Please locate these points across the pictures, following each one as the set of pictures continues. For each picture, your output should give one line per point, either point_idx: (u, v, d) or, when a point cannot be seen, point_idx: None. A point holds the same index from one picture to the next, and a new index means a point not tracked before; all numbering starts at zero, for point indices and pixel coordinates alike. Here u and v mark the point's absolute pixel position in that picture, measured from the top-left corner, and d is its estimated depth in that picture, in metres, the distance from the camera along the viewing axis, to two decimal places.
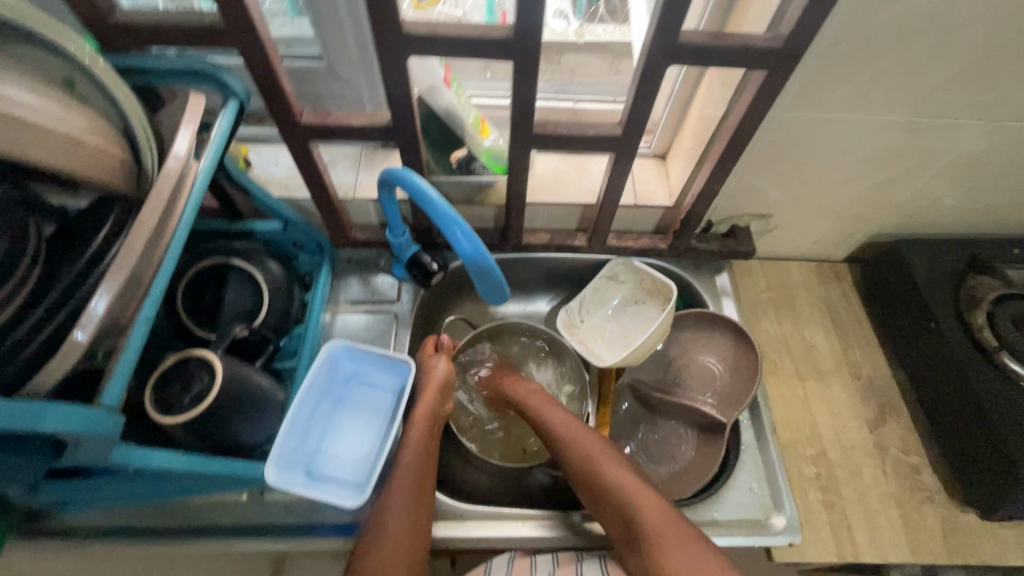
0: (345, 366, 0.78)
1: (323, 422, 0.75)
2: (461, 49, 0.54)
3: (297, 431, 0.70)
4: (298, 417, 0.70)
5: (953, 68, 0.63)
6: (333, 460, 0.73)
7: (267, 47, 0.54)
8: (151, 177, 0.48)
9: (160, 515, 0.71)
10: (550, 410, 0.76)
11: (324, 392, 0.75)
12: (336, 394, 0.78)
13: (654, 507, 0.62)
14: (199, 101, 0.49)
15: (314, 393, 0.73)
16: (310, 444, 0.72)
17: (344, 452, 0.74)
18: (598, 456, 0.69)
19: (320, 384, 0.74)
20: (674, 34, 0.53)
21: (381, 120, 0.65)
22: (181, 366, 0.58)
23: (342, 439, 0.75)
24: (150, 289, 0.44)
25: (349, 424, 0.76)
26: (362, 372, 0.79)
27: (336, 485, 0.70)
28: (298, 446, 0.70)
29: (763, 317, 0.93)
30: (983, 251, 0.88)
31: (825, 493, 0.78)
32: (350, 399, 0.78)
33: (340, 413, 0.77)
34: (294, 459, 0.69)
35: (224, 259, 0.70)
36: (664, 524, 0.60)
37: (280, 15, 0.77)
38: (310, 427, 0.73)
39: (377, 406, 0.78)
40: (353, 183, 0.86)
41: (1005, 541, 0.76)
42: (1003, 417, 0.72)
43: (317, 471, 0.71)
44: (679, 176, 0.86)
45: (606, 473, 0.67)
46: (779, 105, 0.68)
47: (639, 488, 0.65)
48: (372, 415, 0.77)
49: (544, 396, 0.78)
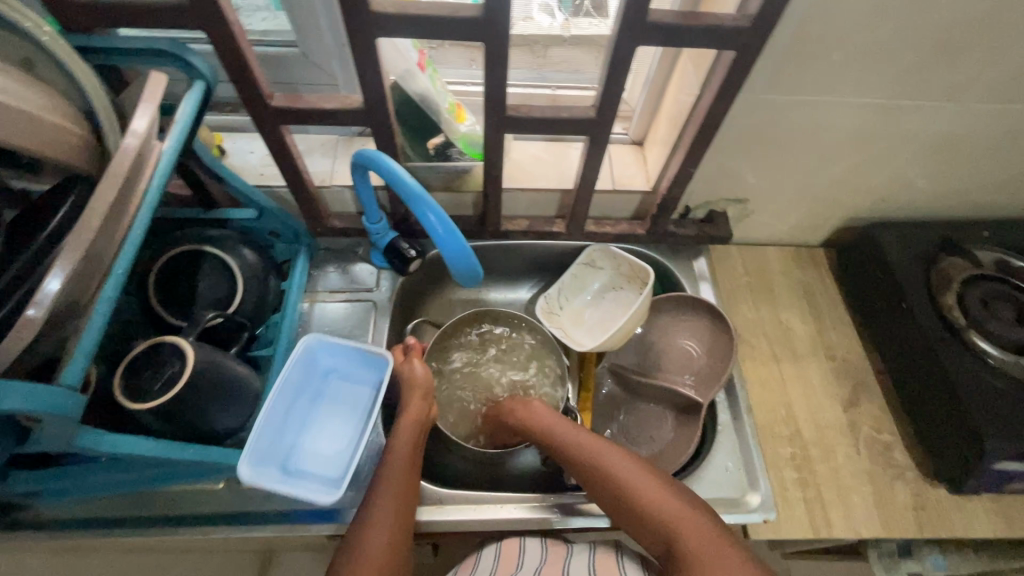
0: (323, 360, 0.77)
1: (301, 418, 0.74)
2: (430, 30, 0.54)
3: (273, 426, 0.69)
4: (274, 411, 0.69)
5: (920, 49, 0.64)
6: (310, 456, 0.72)
7: (234, 27, 0.53)
8: (111, 152, 0.48)
9: (136, 506, 0.70)
10: (556, 424, 0.73)
11: (301, 387, 0.75)
12: (314, 389, 0.77)
13: (699, 535, 0.59)
14: (160, 79, 0.48)
15: (290, 387, 0.72)
16: (287, 440, 0.72)
17: (322, 448, 0.73)
18: (631, 477, 0.65)
19: (296, 379, 0.73)
20: (642, 15, 0.53)
21: (355, 103, 0.64)
22: (153, 351, 0.58)
23: (320, 434, 0.74)
24: (112, 270, 0.44)
25: (327, 419, 0.76)
26: (340, 367, 0.79)
27: (312, 480, 0.69)
28: (274, 442, 0.70)
29: (741, 302, 0.95)
30: (954, 233, 0.90)
31: (800, 472, 0.80)
32: (328, 394, 0.78)
33: (318, 409, 0.76)
34: (270, 454, 0.68)
35: (196, 246, 0.68)
36: (712, 555, 0.56)
37: (263, 8, 0.77)
38: (287, 423, 0.72)
39: (356, 401, 0.78)
40: (329, 171, 0.85)
41: (974, 515, 0.78)
42: (972, 394, 0.73)
43: (293, 467, 0.70)
44: (656, 161, 0.86)
45: (641, 496, 0.63)
46: (751, 87, 0.69)
47: (679, 512, 0.61)
48: (350, 410, 0.77)
49: (543, 408, 0.76)
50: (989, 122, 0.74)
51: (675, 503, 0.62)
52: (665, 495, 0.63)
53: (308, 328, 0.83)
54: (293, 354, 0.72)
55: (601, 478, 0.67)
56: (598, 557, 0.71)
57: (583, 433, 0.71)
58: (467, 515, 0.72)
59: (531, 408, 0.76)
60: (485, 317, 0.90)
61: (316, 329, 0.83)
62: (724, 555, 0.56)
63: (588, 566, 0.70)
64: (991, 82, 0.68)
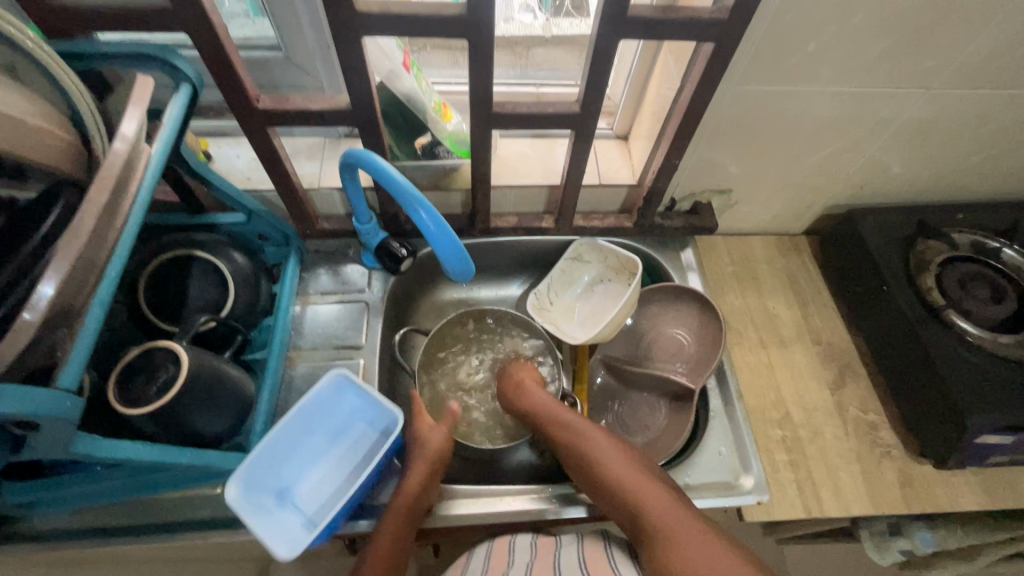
0: (350, 400, 0.74)
1: (311, 450, 0.73)
2: (416, 29, 0.55)
3: (278, 454, 0.68)
4: (281, 441, 0.68)
5: (891, 38, 0.66)
6: (307, 492, 0.71)
7: (220, 30, 0.54)
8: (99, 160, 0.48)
9: (132, 513, 0.70)
10: (547, 405, 0.75)
11: (319, 422, 0.73)
12: (335, 426, 0.75)
13: (661, 502, 0.61)
14: (147, 83, 0.48)
15: (304, 422, 0.70)
16: (290, 469, 0.71)
17: (320, 486, 0.72)
18: (601, 451, 0.68)
19: (314, 413, 0.71)
20: (622, 10, 0.54)
21: (341, 103, 0.64)
22: (147, 356, 0.58)
23: (323, 473, 0.73)
24: (104, 273, 0.44)
25: (335, 459, 0.74)
26: (365, 409, 0.75)
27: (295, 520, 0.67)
28: (276, 468, 0.69)
29: (727, 290, 0.96)
30: (930, 216, 0.92)
31: (791, 454, 0.81)
32: (343, 434, 0.75)
33: (335, 447, 0.74)
34: (268, 482, 0.68)
35: (187, 251, 0.68)
36: (670, 518, 0.59)
37: (240, 15, 0.76)
38: (295, 453, 0.71)
39: (366, 449, 0.74)
40: (317, 173, 0.86)
41: (959, 489, 0.80)
42: (953, 371, 0.76)
43: (288, 498, 0.70)
44: (641, 155, 0.88)
45: (608, 467, 0.66)
46: (729, 79, 0.71)
47: (643, 481, 0.64)
48: (357, 456, 0.74)
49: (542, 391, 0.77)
50: (959, 107, 0.77)
51: (639, 474, 0.64)
52: (630, 465, 0.65)
53: (300, 331, 0.83)
54: (317, 387, 0.70)
55: (577, 453, 0.69)
56: (587, 552, 0.72)
57: (563, 410, 0.74)
58: (464, 509, 0.73)
59: (531, 394, 0.77)
60: (476, 316, 0.91)
61: (309, 331, 0.83)
62: (682, 517, 0.59)
63: (579, 564, 0.70)
64: (961, 68, 0.71)
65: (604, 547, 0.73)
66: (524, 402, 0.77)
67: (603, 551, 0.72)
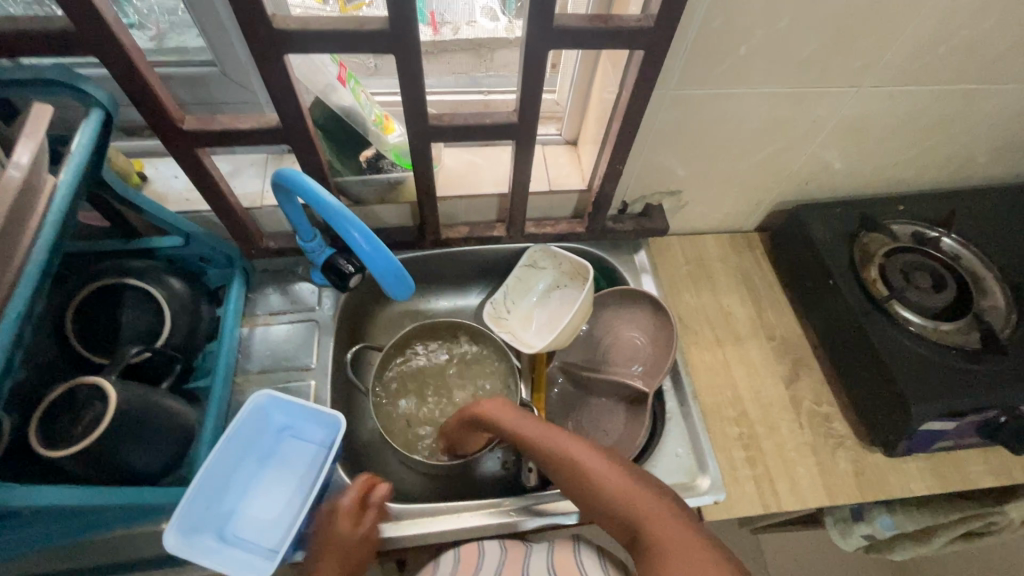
0: (270, 419, 0.74)
1: (244, 480, 0.72)
2: (339, 44, 0.53)
3: (211, 491, 0.66)
4: (215, 474, 0.67)
5: (817, 40, 0.67)
6: (250, 521, 0.70)
7: (132, 51, 0.51)
8: None
9: (73, 559, 0.66)
10: (525, 426, 0.69)
11: (248, 447, 0.72)
12: (264, 449, 0.75)
13: (658, 518, 0.57)
14: (44, 110, 0.46)
15: (235, 448, 0.69)
16: (227, 503, 0.69)
17: (266, 511, 0.71)
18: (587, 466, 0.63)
19: (241, 441, 0.70)
20: (548, 18, 0.54)
21: (271, 121, 0.62)
22: (71, 394, 0.56)
23: (264, 497, 0.72)
24: (6, 314, 0.42)
25: (274, 482, 0.73)
26: (293, 425, 0.76)
27: (246, 550, 0.66)
28: (215, 505, 0.67)
29: (682, 290, 0.97)
30: (873, 209, 0.95)
31: (748, 450, 0.82)
32: (279, 455, 0.75)
33: (267, 469, 0.74)
34: (207, 520, 0.66)
35: (117, 280, 0.66)
36: (667, 534, 0.55)
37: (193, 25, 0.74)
38: (228, 485, 0.70)
39: (306, 461, 0.75)
40: (259, 191, 0.83)
41: (909, 474, 0.83)
42: (898, 362, 0.77)
43: (230, 533, 0.68)
44: (589, 160, 0.88)
45: (598, 482, 0.62)
46: (666, 84, 0.71)
47: (636, 493, 0.60)
48: (300, 473, 0.74)
49: (515, 412, 0.71)
50: (890, 103, 0.79)
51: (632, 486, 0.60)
52: (619, 476, 0.62)
53: (248, 353, 0.81)
54: (244, 411, 0.69)
55: (564, 468, 0.65)
56: (556, 556, 0.73)
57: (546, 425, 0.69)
58: (425, 528, 0.71)
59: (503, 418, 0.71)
60: (432, 329, 0.90)
61: (258, 353, 0.81)
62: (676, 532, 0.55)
63: (547, 564, 0.72)
64: (889, 66, 0.73)
65: (572, 549, 0.74)
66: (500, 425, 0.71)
67: (572, 551, 0.74)
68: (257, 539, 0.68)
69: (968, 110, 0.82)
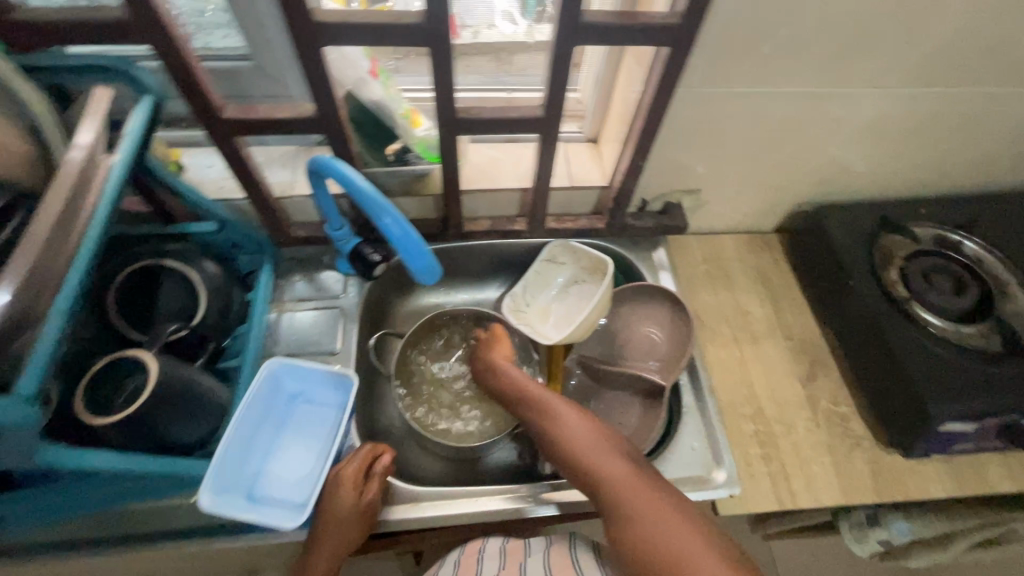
0: (284, 385, 0.78)
1: (264, 447, 0.75)
2: (376, 36, 0.56)
3: (237, 455, 0.69)
4: (239, 438, 0.70)
5: (841, 39, 0.68)
6: (276, 481, 0.73)
7: (181, 41, 0.54)
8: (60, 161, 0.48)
9: (105, 526, 0.68)
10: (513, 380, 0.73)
11: (265, 414, 0.75)
12: (280, 416, 0.78)
13: (620, 474, 0.57)
14: (104, 93, 0.50)
15: (254, 414, 0.72)
16: (251, 467, 0.72)
17: (289, 471, 0.74)
18: (570, 432, 0.63)
19: (259, 407, 0.74)
20: (577, 15, 0.56)
21: (307, 111, 0.65)
22: (114, 365, 0.59)
23: (286, 459, 0.76)
24: (66, 282, 0.44)
25: (293, 445, 0.77)
26: (305, 391, 0.80)
27: (277, 505, 0.70)
28: (242, 469, 0.70)
29: (700, 288, 0.98)
30: (894, 212, 0.95)
31: (764, 447, 0.83)
32: (294, 420, 0.79)
33: (283, 435, 0.77)
34: (235, 482, 0.69)
35: (157, 260, 0.69)
36: (629, 491, 0.55)
37: (222, 26, 0.77)
38: (251, 451, 0.73)
39: (320, 422, 0.79)
40: (290, 181, 0.86)
41: (927, 477, 0.82)
42: (915, 361, 0.77)
43: (258, 494, 0.71)
44: (611, 157, 0.89)
45: (566, 435, 0.63)
46: (689, 82, 0.72)
47: (603, 451, 0.60)
48: (317, 434, 0.78)
49: (507, 367, 0.75)
50: (912, 105, 0.79)
51: (597, 442, 0.61)
52: (589, 432, 0.63)
53: (275, 338, 0.83)
54: (258, 376, 0.72)
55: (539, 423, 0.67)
56: (553, 557, 0.69)
57: (541, 390, 0.70)
58: (440, 510, 0.72)
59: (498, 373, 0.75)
60: (453, 319, 0.91)
61: (284, 337, 0.83)
62: (639, 490, 0.55)
63: (544, 565, 0.67)
64: (913, 67, 0.73)
65: (569, 550, 0.70)
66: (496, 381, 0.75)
67: (569, 555, 0.69)
68: (283, 497, 0.71)
69: (993, 112, 0.82)
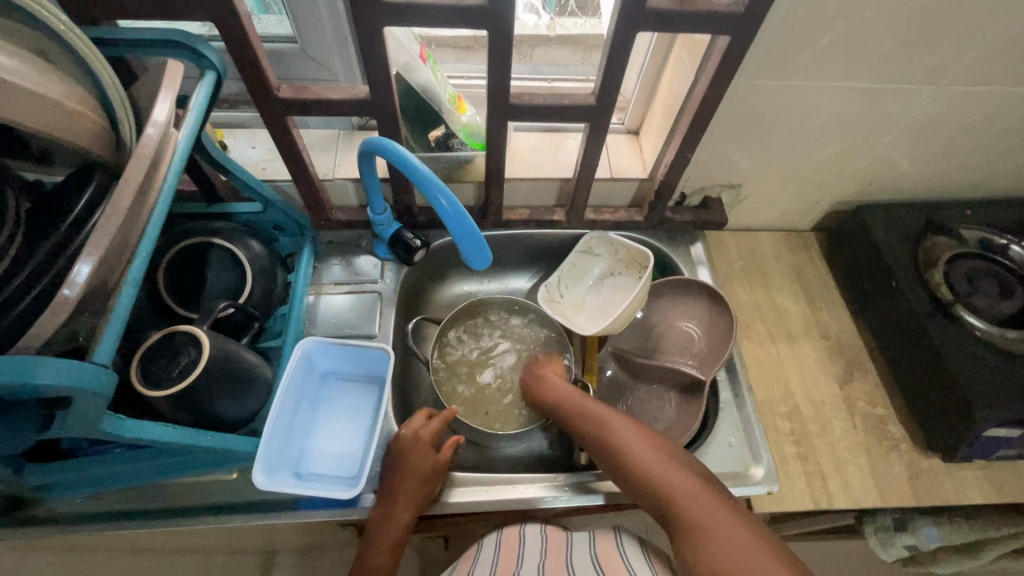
0: (318, 363, 0.79)
1: (305, 425, 0.77)
2: (436, 18, 0.55)
3: (281, 434, 0.71)
4: (282, 416, 0.71)
5: (901, 34, 0.67)
6: (320, 457, 0.75)
7: (243, 18, 0.54)
8: (129, 150, 0.49)
9: (152, 499, 0.70)
10: (570, 397, 0.74)
11: (302, 392, 0.76)
12: (314, 394, 0.79)
13: (689, 490, 0.58)
14: (177, 67, 0.50)
15: (293, 394, 0.74)
16: (296, 446, 0.74)
17: (330, 447, 0.76)
18: (634, 450, 0.64)
19: (297, 386, 0.75)
20: (641, 2, 0.55)
21: (360, 94, 0.65)
22: (167, 339, 0.59)
23: (327, 435, 0.77)
24: (136, 252, 0.46)
25: (331, 422, 0.78)
26: (338, 368, 0.81)
27: (326, 480, 0.72)
28: (286, 448, 0.72)
29: (736, 285, 0.97)
30: (939, 213, 0.93)
31: (799, 446, 0.82)
32: (329, 397, 0.80)
33: (320, 412, 0.79)
34: (284, 460, 0.70)
35: (205, 238, 0.69)
36: (699, 507, 0.56)
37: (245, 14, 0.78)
38: (293, 429, 0.74)
39: (356, 398, 0.80)
40: (332, 164, 0.86)
41: (966, 483, 0.81)
42: (960, 365, 0.76)
43: (305, 470, 0.73)
44: (652, 149, 0.88)
45: (631, 453, 0.64)
46: (741, 74, 0.71)
47: (668, 467, 0.61)
48: (353, 410, 0.79)
49: (562, 385, 0.76)
50: (967, 105, 0.78)
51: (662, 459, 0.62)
52: (653, 451, 0.63)
53: (314, 321, 0.84)
54: (293, 354, 0.74)
55: (600, 441, 0.68)
56: (600, 550, 0.69)
57: (601, 409, 0.71)
58: (480, 497, 0.73)
59: (552, 391, 0.76)
60: (486, 307, 0.91)
61: (322, 320, 0.84)
62: (710, 505, 0.55)
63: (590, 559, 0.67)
64: (972, 65, 0.71)
65: (616, 542, 0.70)
66: (550, 399, 0.76)
67: (615, 546, 0.69)
68: (330, 472, 0.73)
69: None
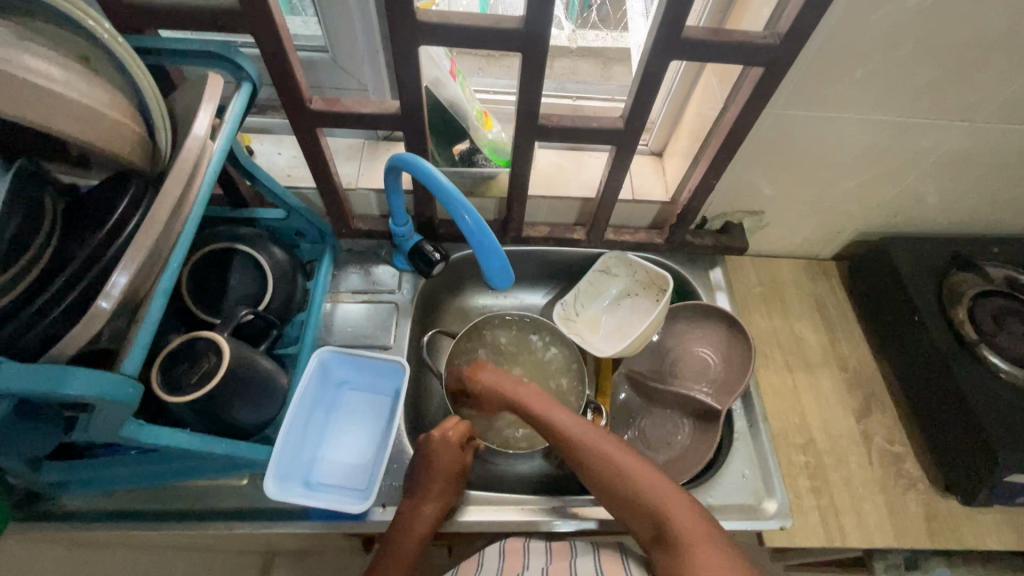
0: (334, 371, 0.79)
1: (318, 432, 0.77)
2: (472, 39, 0.56)
3: (294, 442, 0.71)
4: (296, 425, 0.71)
5: (936, 71, 0.66)
6: (330, 466, 0.75)
7: (282, 32, 0.55)
8: (163, 157, 0.49)
9: (165, 500, 0.70)
10: (554, 410, 0.71)
11: (317, 401, 0.77)
12: (329, 401, 0.80)
13: (685, 513, 0.58)
14: (219, 80, 0.50)
15: (307, 403, 0.74)
16: (308, 454, 0.74)
17: (341, 457, 0.76)
18: (629, 471, 0.62)
19: (312, 394, 0.75)
20: (677, 30, 0.55)
21: (390, 108, 0.66)
22: (190, 344, 0.59)
23: (339, 445, 0.77)
24: (169, 261, 0.46)
25: (344, 431, 0.78)
26: (353, 378, 0.81)
27: (335, 491, 0.72)
28: (298, 456, 0.72)
29: (754, 312, 0.96)
30: (966, 249, 0.92)
31: (814, 480, 0.81)
32: (343, 406, 0.80)
33: (334, 420, 0.79)
34: (295, 469, 0.71)
35: (229, 244, 0.70)
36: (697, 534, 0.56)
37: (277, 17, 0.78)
38: (306, 437, 0.75)
39: (369, 408, 0.81)
40: (356, 174, 0.87)
41: (983, 527, 0.79)
42: (983, 406, 0.75)
43: (315, 479, 0.73)
44: (675, 172, 0.88)
45: (625, 473, 0.62)
46: (772, 104, 0.71)
47: (666, 492, 0.60)
48: (365, 420, 0.80)
49: (543, 397, 0.73)
50: (1000, 142, 0.77)
51: (660, 481, 0.61)
52: (648, 471, 0.62)
53: (330, 328, 0.84)
54: (310, 363, 0.74)
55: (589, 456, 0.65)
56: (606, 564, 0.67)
57: (588, 425, 0.68)
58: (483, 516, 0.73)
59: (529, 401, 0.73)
60: (502, 323, 0.91)
61: (339, 328, 0.84)
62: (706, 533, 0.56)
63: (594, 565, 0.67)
64: (1007, 103, 0.70)
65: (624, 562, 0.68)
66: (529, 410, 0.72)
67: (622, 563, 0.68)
68: (340, 482, 0.74)
69: None
